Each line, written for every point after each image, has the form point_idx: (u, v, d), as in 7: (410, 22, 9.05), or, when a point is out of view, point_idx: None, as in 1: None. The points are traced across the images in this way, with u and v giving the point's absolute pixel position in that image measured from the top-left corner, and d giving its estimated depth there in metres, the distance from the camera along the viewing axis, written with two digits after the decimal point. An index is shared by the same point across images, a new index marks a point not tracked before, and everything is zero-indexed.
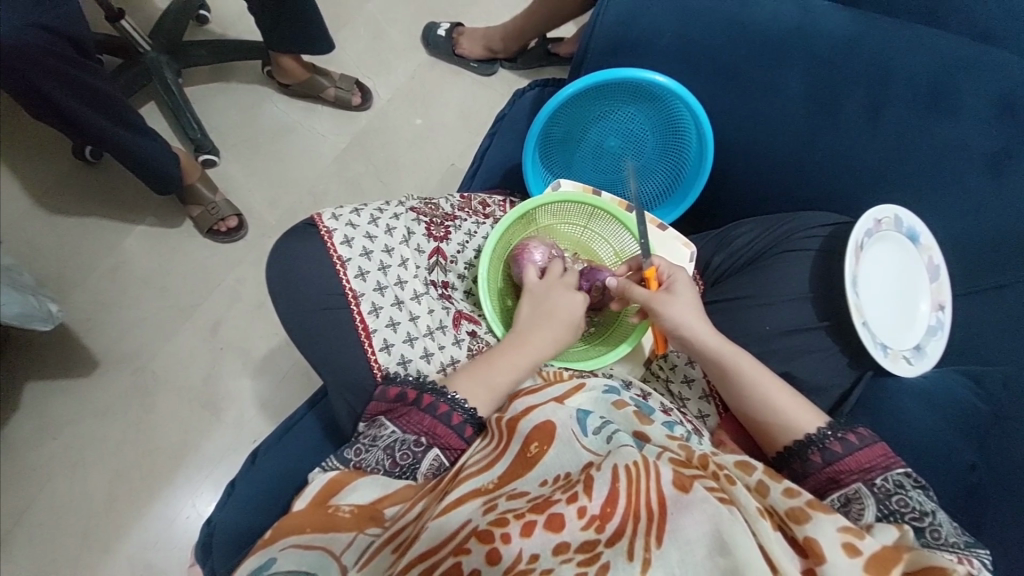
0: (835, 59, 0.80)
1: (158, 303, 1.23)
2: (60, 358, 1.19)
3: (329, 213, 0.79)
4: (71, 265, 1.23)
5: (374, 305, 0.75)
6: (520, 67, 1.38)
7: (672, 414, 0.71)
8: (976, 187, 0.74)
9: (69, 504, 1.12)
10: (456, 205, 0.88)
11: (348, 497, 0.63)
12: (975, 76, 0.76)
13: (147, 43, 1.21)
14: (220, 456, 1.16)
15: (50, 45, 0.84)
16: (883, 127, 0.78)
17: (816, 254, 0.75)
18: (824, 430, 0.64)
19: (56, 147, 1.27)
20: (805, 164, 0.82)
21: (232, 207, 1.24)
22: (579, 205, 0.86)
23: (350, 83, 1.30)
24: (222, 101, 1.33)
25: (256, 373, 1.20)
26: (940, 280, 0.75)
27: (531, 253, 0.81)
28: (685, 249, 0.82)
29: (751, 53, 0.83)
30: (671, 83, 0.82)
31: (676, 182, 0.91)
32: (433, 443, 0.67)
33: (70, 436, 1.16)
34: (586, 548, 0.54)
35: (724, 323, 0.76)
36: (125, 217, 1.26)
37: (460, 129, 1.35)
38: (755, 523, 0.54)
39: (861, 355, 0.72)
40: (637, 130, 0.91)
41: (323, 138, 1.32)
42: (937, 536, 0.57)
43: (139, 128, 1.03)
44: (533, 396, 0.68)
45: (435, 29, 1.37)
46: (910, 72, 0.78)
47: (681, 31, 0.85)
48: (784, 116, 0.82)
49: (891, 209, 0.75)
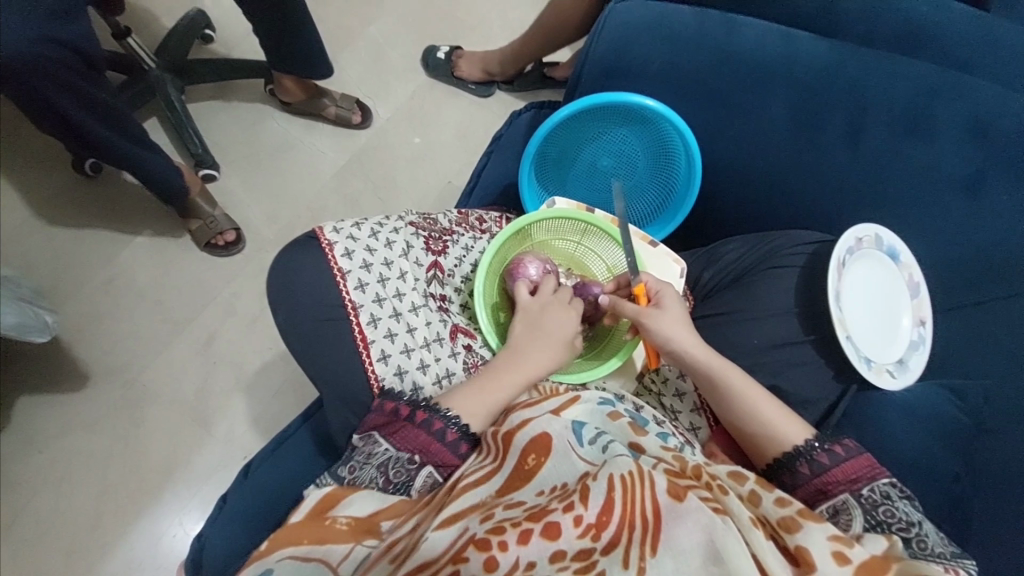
0: (821, 85, 0.84)
1: (154, 315, 1.23)
2: (53, 370, 1.19)
3: (331, 226, 0.80)
4: (67, 278, 1.24)
5: (372, 316, 0.77)
6: (516, 89, 1.42)
7: (664, 426, 0.72)
8: (955, 208, 0.77)
9: (57, 518, 1.12)
10: (454, 220, 0.90)
11: (345, 510, 0.64)
12: (953, 103, 0.79)
13: (152, 61, 1.23)
14: (212, 469, 1.16)
15: (60, 61, 0.86)
16: (867, 150, 0.81)
17: (802, 270, 0.78)
18: (812, 442, 0.66)
19: (57, 161, 1.28)
20: (793, 184, 0.85)
21: (231, 221, 1.25)
22: (573, 221, 0.88)
23: (351, 103, 1.34)
24: (223, 118, 1.35)
25: (251, 387, 1.20)
26: (921, 297, 0.77)
27: (526, 268, 0.83)
28: (675, 265, 0.85)
29: (739, 78, 0.86)
30: (660, 107, 0.85)
31: (666, 201, 0.94)
32: (427, 460, 0.67)
33: (61, 449, 1.15)
34: (581, 556, 0.55)
35: (714, 337, 0.78)
36: (123, 231, 1.27)
37: (457, 148, 1.38)
38: (747, 532, 0.55)
39: (847, 368, 0.74)
40: (629, 150, 0.93)
41: (322, 155, 1.34)
42: (923, 546, 0.59)
43: (142, 142, 1.05)
44: (529, 409, 0.69)
45: (434, 52, 1.40)
46: (892, 98, 0.81)
47: (670, 58, 0.88)
48: (772, 138, 0.85)
49: (872, 229, 0.77)
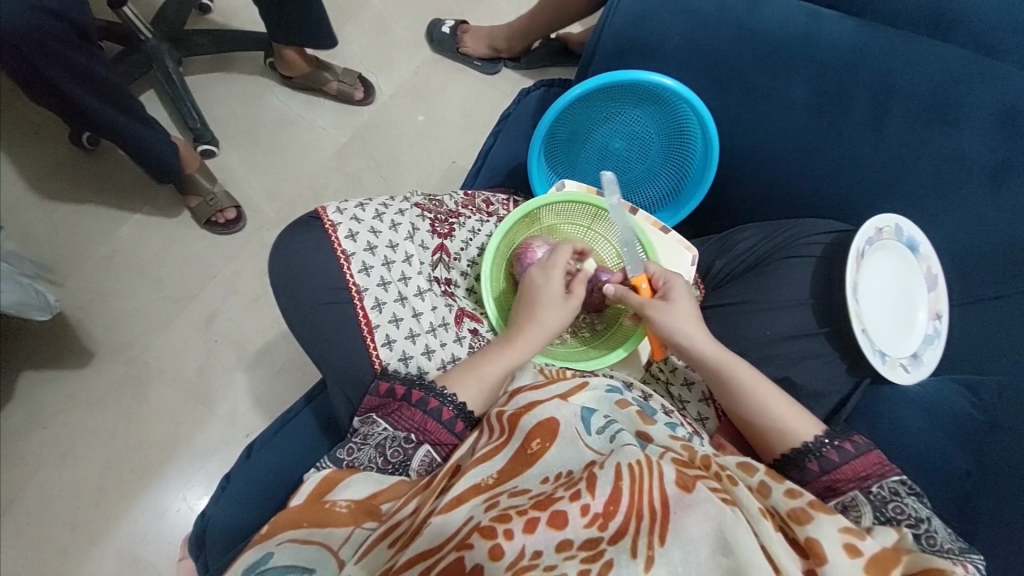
0: (840, 70, 0.81)
1: (154, 293, 1.21)
2: (52, 347, 1.18)
3: (334, 206, 0.79)
4: (65, 254, 1.22)
5: (377, 300, 0.75)
6: (524, 67, 1.39)
7: (673, 416, 0.71)
8: (976, 198, 0.75)
9: (57, 494, 1.11)
10: (460, 202, 0.88)
11: (343, 492, 0.63)
12: (977, 90, 0.77)
13: (148, 31, 1.19)
14: (213, 448, 1.15)
15: (55, 31, 0.84)
16: (886, 136, 0.79)
17: (818, 260, 0.76)
18: (821, 438, 0.65)
19: (54, 133, 1.26)
20: (810, 171, 0.83)
21: (231, 199, 1.23)
22: (582, 205, 0.86)
23: (353, 78, 1.30)
24: (223, 91, 1.32)
25: (252, 366, 1.19)
26: (938, 289, 0.76)
27: (534, 252, 0.80)
28: (687, 253, 0.83)
29: (757, 59, 0.84)
30: (678, 86, 0.83)
31: (680, 185, 0.91)
32: (424, 439, 0.67)
33: (61, 426, 1.14)
34: (588, 545, 0.54)
35: (725, 326, 0.77)
36: (121, 206, 1.25)
37: (463, 127, 1.35)
38: (756, 524, 0.55)
39: (861, 362, 0.72)
40: (643, 132, 0.91)
41: (324, 131, 1.32)
42: (933, 543, 0.58)
43: (141, 118, 1.03)
44: (537, 392, 0.67)
45: (440, 25, 1.37)
46: (914, 84, 0.79)
47: (688, 36, 0.85)
48: (790, 122, 0.83)
49: (891, 219, 0.75)
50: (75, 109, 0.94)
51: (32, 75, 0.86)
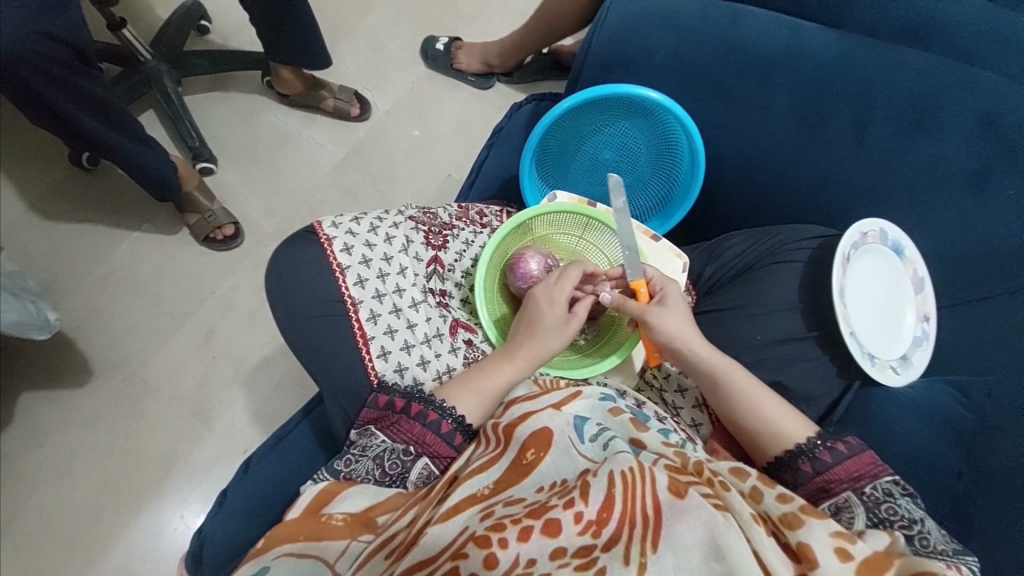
0: (824, 79, 0.83)
1: (152, 310, 1.23)
2: (52, 365, 1.19)
3: (329, 221, 0.80)
4: (65, 272, 1.23)
5: (371, 312, 0.76)
6: (517, 81, 1.41)
7: (666, 422, 0.72)
8: (961, 201, 0.76)
9: (57, 513, 1.11)
10: (454, 214, 0.89)
11: (340, 506, 0.64)
12: (958, 95, 0.78)
13: (147, 52, 1.22)
14: (211, 464, 1.15)
15: (53, 53, 0.86)
16: (871, 142, 0.80)
17: (806, 265, 0.77)
18: (814, 440, 0.66)
19: (54, 154, 1.28)
20: (798, 178, 0.84)
21: (229, 215, 1.24)
22: (574, 216, 0.88)
23: (349, 95, 1.33)
24: (220, 110, 1.34)
25: (250, 381, 1.20)
26: (926, 293, 0.76)
27: (527, 263, 0.81)
28: (677, 260, 0.84)
29: (743, 71, 0.85)
30: (664, 98, 0.84)
31: (669, 195, 0.93)
32: (423, 451, 0.68)
33: (60, 444, 1.15)
34: (581, 553, 0.55)
35: (717, 333, 0.78)
36: (120, 225, 1.26)
37: (457, 141, 1.37)
38: (748, 529, 0.55)
39: (851, 365, 0.73)
40: (632, 143, 0.93)
41: (320, 147, 1.33)
42: (926, 544, 0.59)
43: (137, 137, 1.04)
44: (531, 402, 0.68)
45: (434, 42, 1.39)
46: (897, 91, 0.80)
47: (675, 50, 0.87)
48: (776, 131, 0.84)
49: (877, 224, 0.77)
50: (77, 132, 0.96)
51: (25, 94, 0.86)
